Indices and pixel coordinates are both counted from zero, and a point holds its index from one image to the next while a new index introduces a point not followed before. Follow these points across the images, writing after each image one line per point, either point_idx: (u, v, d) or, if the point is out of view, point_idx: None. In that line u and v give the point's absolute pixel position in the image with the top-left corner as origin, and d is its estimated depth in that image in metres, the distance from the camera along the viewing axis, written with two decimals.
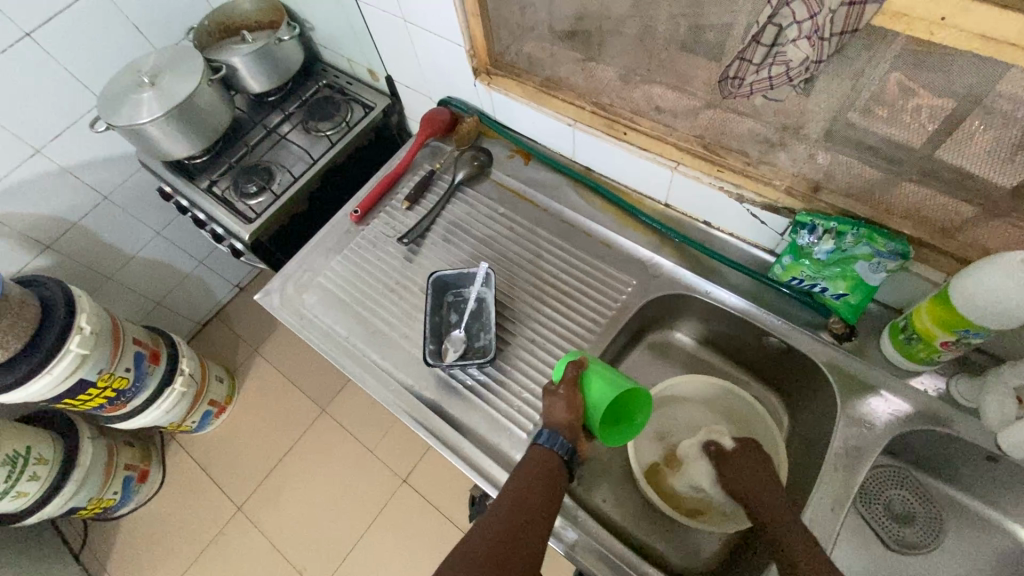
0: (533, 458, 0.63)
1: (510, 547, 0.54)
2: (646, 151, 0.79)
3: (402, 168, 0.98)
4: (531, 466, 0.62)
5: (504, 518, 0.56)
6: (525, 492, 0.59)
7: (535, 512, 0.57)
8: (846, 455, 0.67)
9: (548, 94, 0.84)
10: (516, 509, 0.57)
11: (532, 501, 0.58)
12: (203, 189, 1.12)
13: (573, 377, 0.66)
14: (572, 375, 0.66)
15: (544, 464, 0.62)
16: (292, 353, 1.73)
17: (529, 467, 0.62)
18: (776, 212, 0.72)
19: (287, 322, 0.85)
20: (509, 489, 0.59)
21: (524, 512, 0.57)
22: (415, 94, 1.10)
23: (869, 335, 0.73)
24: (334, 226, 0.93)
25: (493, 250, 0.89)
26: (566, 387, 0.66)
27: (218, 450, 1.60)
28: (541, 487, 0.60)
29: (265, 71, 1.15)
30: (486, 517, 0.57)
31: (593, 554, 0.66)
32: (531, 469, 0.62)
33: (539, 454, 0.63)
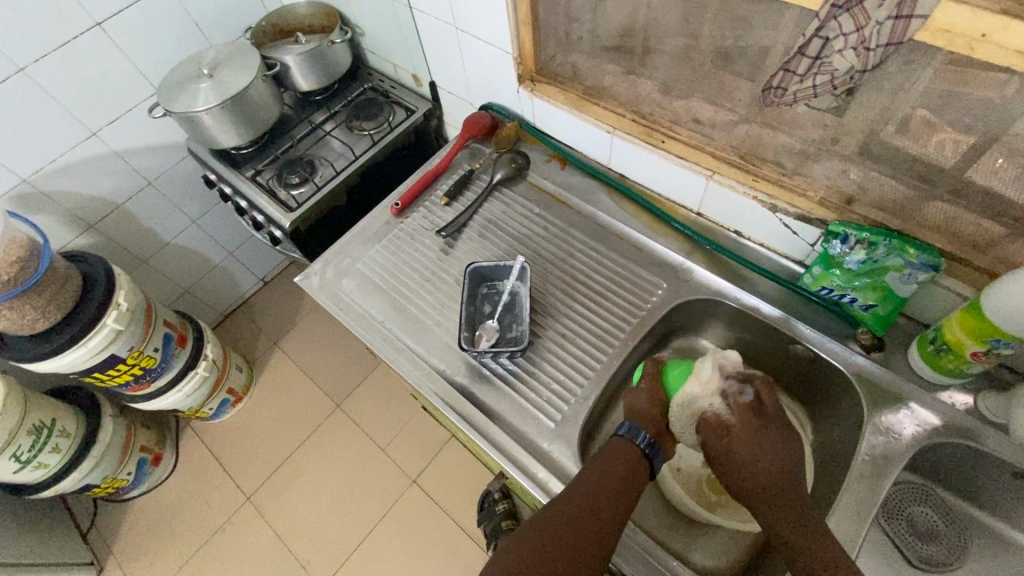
0: (614, 446, 0.66)
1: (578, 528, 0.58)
2: (683, 159, 0.82)
3: (443, 167, 1.02)
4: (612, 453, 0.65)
5: (576, 500, 0.60)
6: (601, 479, 0.62)
7: (609, 500, 0.60)
8: (872, 463, 0.68)
9: (590, 102, 0.88)
10: (590, 494, 0.60)
11: (606, 489, 0.61)
12: (248, 177, 1.16)
13: (654, 371, 0.71)
14: (652, 370, 0.71)
15: (626, 454, 0.64)
16: (311, 348, 1.75)
17: (611, 455, 0.65)
18: (808, 222, 0.75)
19: (326, 304, 0.88)
20: (586, 473, 0.63)
21: (598, 497, 0.60)
22: (457, 100, 1.15)
23: (895, 348, 0.75)
24: (375, 217, 0.97)
25: (528, 248, 0.91)
26: (647, 381, 0.71)
27: (231, 439, 1.62)
28: (618, 475, 0.62)
29: (315, 71, 1.20)
30: (562, 497, 0.62)
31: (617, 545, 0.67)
32: (612, 458, 0.64)
33: (622, 444, 0.65)
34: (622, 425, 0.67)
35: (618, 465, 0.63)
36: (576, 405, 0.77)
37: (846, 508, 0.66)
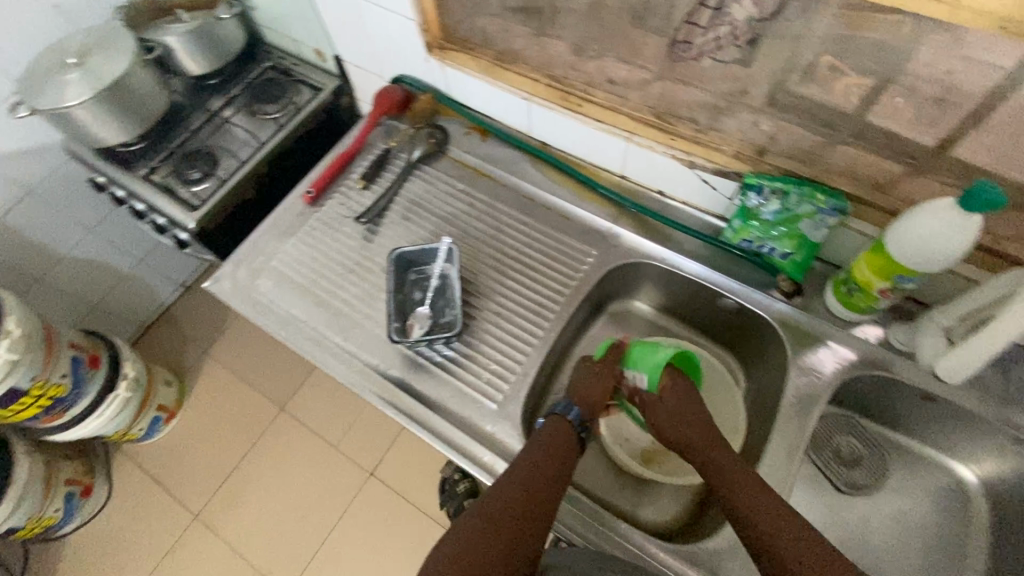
0: (549, 429, 0.68)
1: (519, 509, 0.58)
2: (601, 122, 0.80)
3: (356, 147, 0.96)
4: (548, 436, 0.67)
5: (516, 482, 0.61)
6: (539, 459, 0.63)
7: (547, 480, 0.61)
8: (798, 403, 0.71)
9: (502, 68, 0.84)
10: (529, 474, 0.61)
11: (544, 469, 0.62)
12: (142, 177, 1.05)
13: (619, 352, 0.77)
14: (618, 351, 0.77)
15: (561, 434, 0.67)
16: (246, 352, 1.65)
17: (546, 436, 0.67)
18: (725, 176, 0.75)
19: (242, 309, 0.82)
20: (523, 456, 0.64)
21: (537, 477, 0.61)
22: (365, 74, 1.07)
23: (814, 291, 0.78)
24: (287, 209, 0.90)
25: (454, 227, 0.88)
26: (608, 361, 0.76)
27: (169, 457, 1.52)
28: (554, 455, 0.64)
29: (204, 52, 1.09)
30: (501, 479, 0.61)
31: (567, 516, 0.67)
32: (547, 439, 0.66)
33: (558, 425, 0.68)
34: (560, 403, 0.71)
35: (557, 445, 0.66)
36: (517, 383, 0.76)
37: (778, 449, 0.69)
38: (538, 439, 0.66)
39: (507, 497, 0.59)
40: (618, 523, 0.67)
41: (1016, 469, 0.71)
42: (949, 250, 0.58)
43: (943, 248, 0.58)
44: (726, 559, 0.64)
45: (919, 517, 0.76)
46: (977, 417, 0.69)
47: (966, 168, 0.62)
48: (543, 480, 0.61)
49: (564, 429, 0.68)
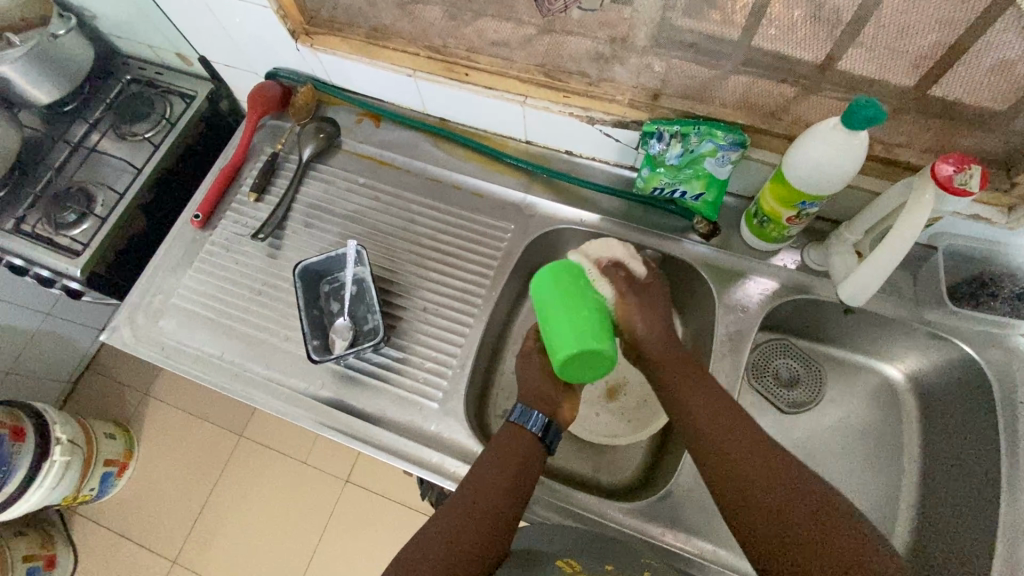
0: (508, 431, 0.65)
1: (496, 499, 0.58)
2: (492, 89, 0.75)
3: (239, 157, 0.87)
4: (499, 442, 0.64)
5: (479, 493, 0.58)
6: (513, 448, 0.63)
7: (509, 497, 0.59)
8: (730, 340, 0.72)
9: (377, 45, 0.77)
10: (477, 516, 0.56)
11: (494, 501, 0.58)
12: (10, 231, 0.93)
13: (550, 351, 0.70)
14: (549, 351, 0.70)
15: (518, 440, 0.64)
16: (189, 386, 1.57)
17: (495, 455, 0.62)
18: (626, 127, 0.72)
19: (147, 356, 0.75)
20: (464, 497, 0.58)
21: (489, 515, 0.57)
22: (238, 73, 0.96)
23: (731, 227, 0.78)
24: (176, 239, 0.83)
25: (362, 225, 0.82)
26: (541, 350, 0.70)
27: (132, 508, 1.45)
28: (510, 475, 0.60)
29: (50, 77, 0.94)
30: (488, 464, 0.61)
31: (530, 497, 0.67)
32: (494, 458, 0.61)
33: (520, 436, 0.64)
34: (515, 409, 0.67)
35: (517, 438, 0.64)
36: (456, 376, 0.74)
37: None
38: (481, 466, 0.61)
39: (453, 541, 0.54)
40: (576, 494, 0.67)
41: (934, 359, 0.75)
42: (839, 172, 0.57)
43: (834, 171, 0.58)
44: (680, 507, 0.66)
45: (858, 421, 0.80)
46: (893, 318, 0.73)
47: (850, 81, 0.62)
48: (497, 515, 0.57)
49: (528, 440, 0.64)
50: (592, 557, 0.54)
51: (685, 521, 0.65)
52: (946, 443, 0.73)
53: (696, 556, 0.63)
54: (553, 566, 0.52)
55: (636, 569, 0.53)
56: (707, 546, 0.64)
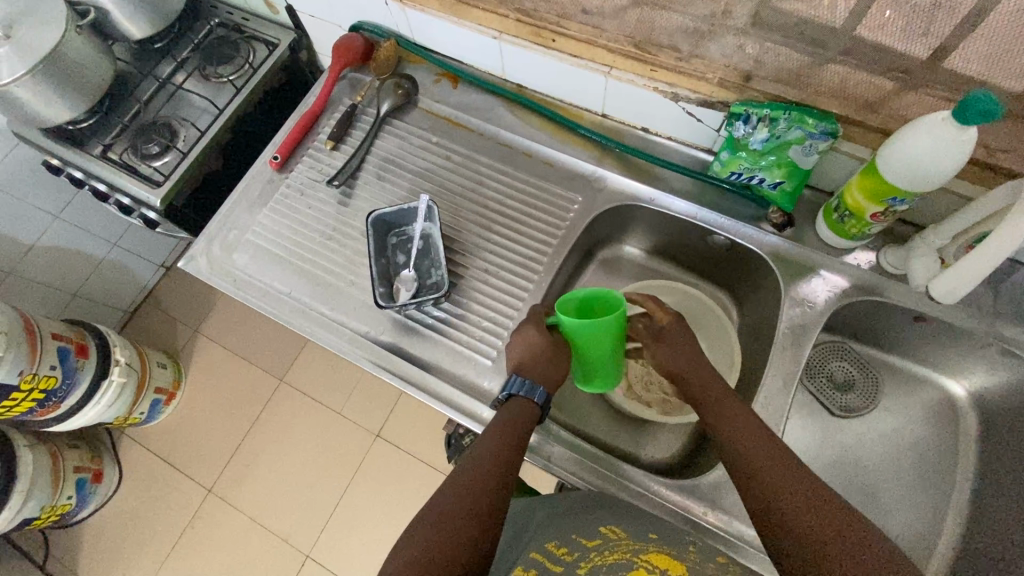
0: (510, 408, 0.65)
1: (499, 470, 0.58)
2: (577, 58, 0.75)
3: (319, 106, 0.89)
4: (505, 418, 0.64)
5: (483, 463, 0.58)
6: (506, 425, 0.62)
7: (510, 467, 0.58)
8: (792, 334, 0.71)
9: (467, 5, 0.77)
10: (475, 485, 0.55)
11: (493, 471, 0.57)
12: (98, 156, 0.99)
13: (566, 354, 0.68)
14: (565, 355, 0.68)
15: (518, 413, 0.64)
16: (237, 328, 1.65)
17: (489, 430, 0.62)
18: (711, 107, 0.72)
19: (220, 286, 0.79)
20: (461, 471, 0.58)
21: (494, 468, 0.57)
22: (322, 25, 0.98)
23: (806, 221, 0.76)
24: (254, 178, 0.85)
25: (432, 183, 0.84)
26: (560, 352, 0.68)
27: (175, 436, 1.54)
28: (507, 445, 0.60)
29: (145, 13, 0.98)
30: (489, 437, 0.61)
31: (567, 457, 0.69)
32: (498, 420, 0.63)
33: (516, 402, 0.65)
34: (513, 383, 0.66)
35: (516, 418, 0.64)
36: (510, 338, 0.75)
37: (773, 382, 0.69)
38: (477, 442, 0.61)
39: (458, 494, 0.54)
40: (622, 464, 0.68)
41: (1003, 379, 0.72)
42: (937, 167, 0.56)
43: (933, 164, 0.56)
44: (724, 490, 0.66)
45: (909, 433, 0.79)
46: (966, 332, 0.70)
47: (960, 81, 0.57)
48: (494, 485, 0.56)
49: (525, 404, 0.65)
50: (635, 529, 0.54)
51: (728, 504, 0.65)
52: (1004, 466, 0.71)
53: (736, 539, 0.63)
54: (597, 532, 0.53)
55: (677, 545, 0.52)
56: (743, 529, 0.64)
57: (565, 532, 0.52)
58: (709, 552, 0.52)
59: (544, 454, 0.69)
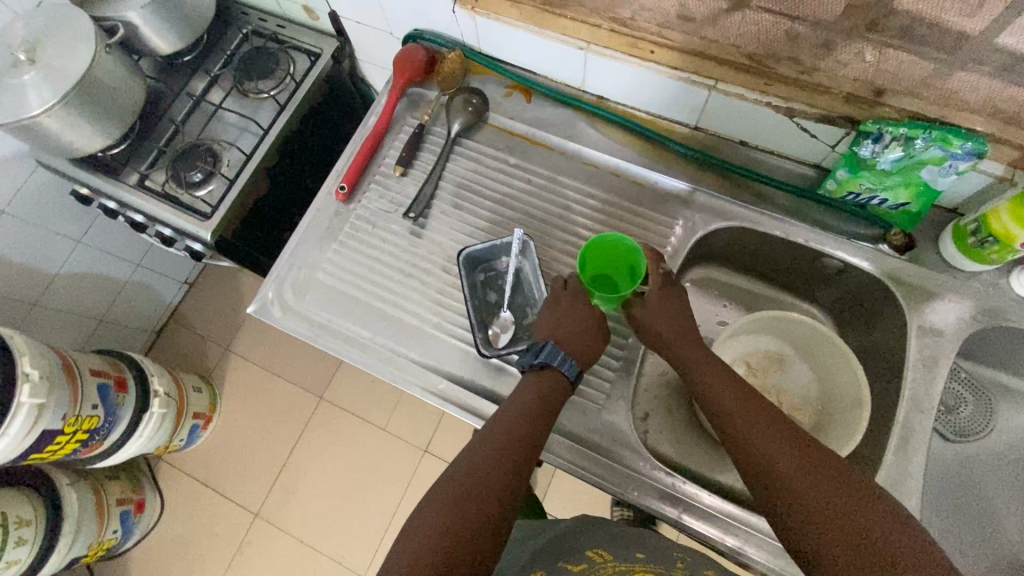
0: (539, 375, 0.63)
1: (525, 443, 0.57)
2: (677, 70, 0.69)
3: (382, 126, 0.82)
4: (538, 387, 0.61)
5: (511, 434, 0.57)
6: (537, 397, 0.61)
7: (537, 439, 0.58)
8: (923, 367, 0.66)
9: (552, 13, 0.70)
10: (491, 480, 0.53)
11: (512, 460, 0.55)
12: (136, 186, 0.91)
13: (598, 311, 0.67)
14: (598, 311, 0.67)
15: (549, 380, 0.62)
16: (271, 345, 1.59)
17: (502, 419, 0.58)
18: (831, 122, 0.66)
19: (298, 333, 0.73)
20: (472, 455, 0.55)
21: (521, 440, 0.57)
22: (371, 32, 0.91)
23: (926, 241, 0.71)
24: (319, 212, 0.79)
25: (514, 209, 0.78)
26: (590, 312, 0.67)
27: (216, 459, 1.50)
28: (520, 444, 0.57)
29: (173, 26, 0.90)
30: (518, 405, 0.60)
31: (590, 463, 0.68)
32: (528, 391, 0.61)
33: (543, 372, 0.62)
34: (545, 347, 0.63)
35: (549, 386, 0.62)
36: (618, 378, 0.71)
37: (907, 420, 0.65)
38: (488, 427, 0.59)
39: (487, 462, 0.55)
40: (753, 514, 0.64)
41: None
42: None
43: None
44: None
45: None
46: None
47: None
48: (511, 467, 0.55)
49: (554, 380, 0.62)
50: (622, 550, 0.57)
51: None
52: None
53: None
54: (585, 556, 0.56)
55: (664, 564, 0.54)
56: (756, 520, 0.64)
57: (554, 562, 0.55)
58: (697, 568, 0.54)
59: (568, 457, 0.68)
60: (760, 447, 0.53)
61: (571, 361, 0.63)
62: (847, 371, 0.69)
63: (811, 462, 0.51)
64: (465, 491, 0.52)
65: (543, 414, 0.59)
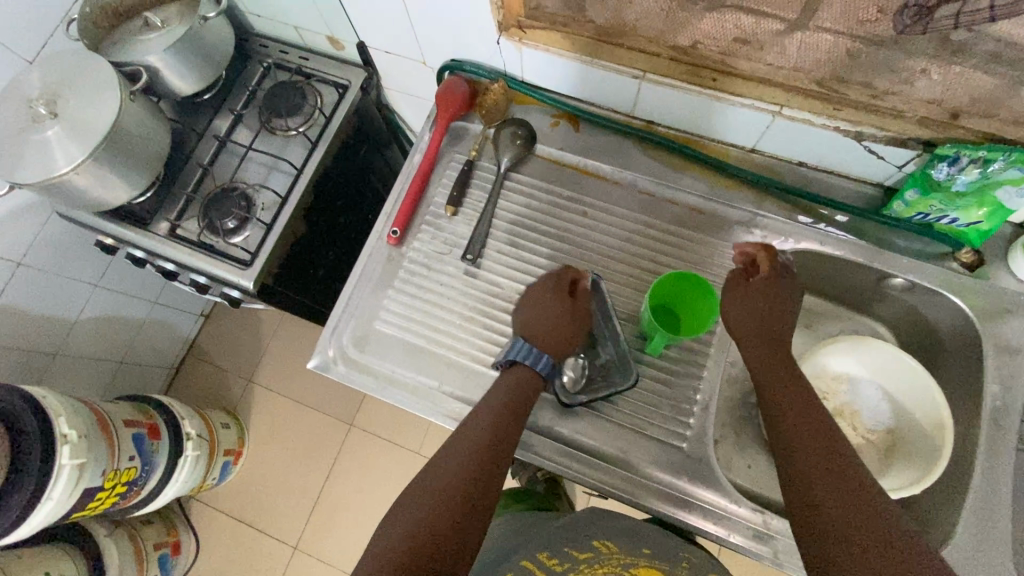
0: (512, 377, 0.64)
1: (493, 442, 0.58)
2: (740, 97, 0.67)
3: (428, 165, 0.79)
4: (511, 386, 0.63)
5: (478, 433, 0.59)
6: (504, 395, 0.62)
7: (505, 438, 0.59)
8: (1004, 387, 0.66)
9: (610, 44, 0.67)
10: (461, 475, 0.55)
11: (481, 453, 0.57)
12: (167, 236, 0.88)
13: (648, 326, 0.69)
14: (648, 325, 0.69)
15: (516, 380, 0.64)
16: (295, 373, 1.56)
17: (475, 420, 0.60)
18: (902, 145, 0.65)
19: (363, 386, 0.71)
20: (443, 455, 0.58)
21: (491, 443, 0.58)
22: (404, 62, 0.88)
23: (996, 256, 0.71)
24: (370, 257, 0.76)
25: (573, 243, 0.76)
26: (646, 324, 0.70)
27: (249, 494, 1.47)
28: (494, 444, 0.58)
29: (195, 67, 0.86)
30: (483, 406, 0.61)
31: (614, 477, 0.66)
32: (495, 391, 0.63)
33: (513, 369, 0.65)
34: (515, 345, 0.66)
35: (517, 389, 0.63)
36: (699, 417, 0.69)
37: (992, 439, 0.64)
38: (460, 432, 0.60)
39: (456, 464, 0.56)
40: None
41: None
42: None
43: None
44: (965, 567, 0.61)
45: None
46: None
47: None
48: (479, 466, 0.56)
49: (530, 374, 0.64)
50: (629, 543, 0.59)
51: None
52: None
53: None
54: (590, 544, 0.57)
55: (670, 561, 0.57)
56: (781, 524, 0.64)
57: (558, 543, 0.57)
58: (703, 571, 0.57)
59: (590, 473, 0.66)
60: (801, 466, 0.54)
61: (523, 344, 0.65)
62: (926, 396, 0.68)
63: (846, 486, 0.51)
64: (437, 485, 0.54)
65: (511, 409, 0.61)
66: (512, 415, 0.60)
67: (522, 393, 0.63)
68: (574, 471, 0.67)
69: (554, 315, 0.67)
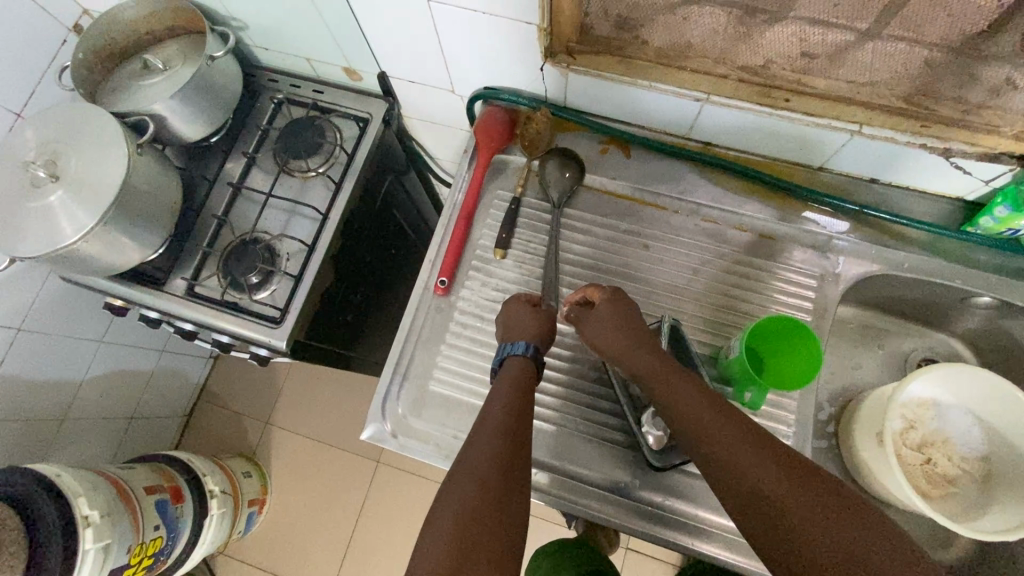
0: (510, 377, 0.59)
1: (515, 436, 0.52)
2: (814, 117, 0.62)
3: (471, 205, 0.74)
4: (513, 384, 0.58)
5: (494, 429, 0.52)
6: (510, 392, 0.57)
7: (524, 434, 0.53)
8: None
9: (671, 67, 0.62)
10: (493, 465, 0.49)
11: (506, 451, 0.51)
12: (186, 295, 0.80)
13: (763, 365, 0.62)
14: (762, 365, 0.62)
15: (515, 377, 0.59)
16: (315, 412, 1.49)
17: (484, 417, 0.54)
18: (994, 160, 0.60)
19: (425, 456, 0.65)
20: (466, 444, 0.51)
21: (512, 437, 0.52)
22: (431, 92, 0.81)
23: None
24: (418, 310, 0.70)
25: (636, 281, 0.71)
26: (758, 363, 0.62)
27: (276, 544, 1.40)
28: (515, 439, 0.52)
29: (205, 111, 0.79)
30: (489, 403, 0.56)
31: (644, 519, 0.63)
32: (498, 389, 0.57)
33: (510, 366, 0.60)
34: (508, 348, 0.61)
35: (521, 386, 0.58)
36: None
37: None
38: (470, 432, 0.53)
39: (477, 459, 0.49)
40: None
41: None
42: None
43: None
44: None
45: None
46: None
47: None
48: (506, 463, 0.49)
49: (527, 366, 0.60)
50: None
51: None
52: None
53: None
54: None
55: None
56: None
57: None
58: None
59: (596, 505, 0.64)
60: (717, 441, 0.49)
61: (513, 341, 0.61)
62: None
63: (802, 480, 0.44)
64: (480, 479, 0.47)
65: (521, 403, 0.56)
66: (523, 409, 0.55)
67: (525, 390, 0.58)
68: (635, 527, 0.62)
69: (528, 316, 0.63)
